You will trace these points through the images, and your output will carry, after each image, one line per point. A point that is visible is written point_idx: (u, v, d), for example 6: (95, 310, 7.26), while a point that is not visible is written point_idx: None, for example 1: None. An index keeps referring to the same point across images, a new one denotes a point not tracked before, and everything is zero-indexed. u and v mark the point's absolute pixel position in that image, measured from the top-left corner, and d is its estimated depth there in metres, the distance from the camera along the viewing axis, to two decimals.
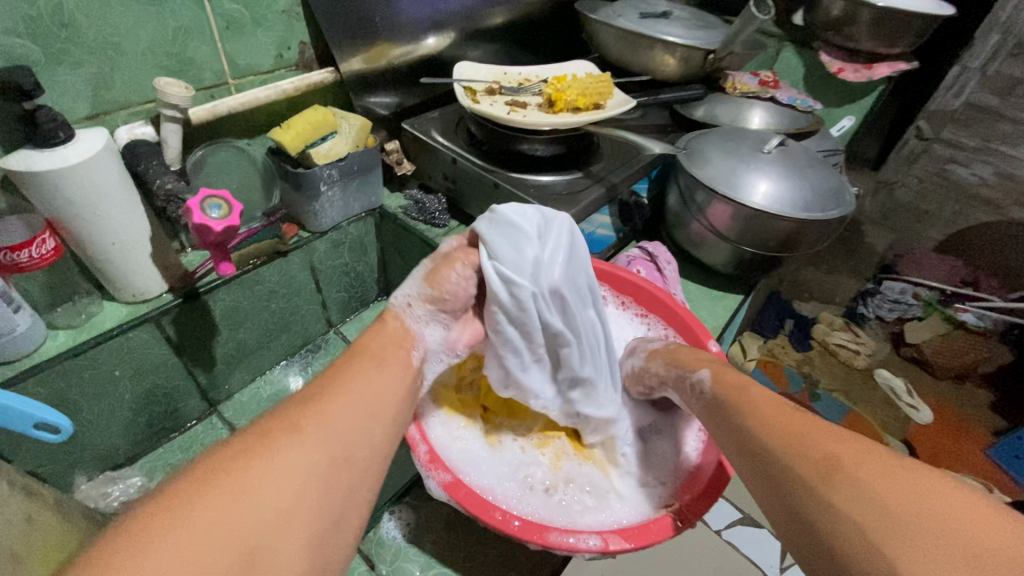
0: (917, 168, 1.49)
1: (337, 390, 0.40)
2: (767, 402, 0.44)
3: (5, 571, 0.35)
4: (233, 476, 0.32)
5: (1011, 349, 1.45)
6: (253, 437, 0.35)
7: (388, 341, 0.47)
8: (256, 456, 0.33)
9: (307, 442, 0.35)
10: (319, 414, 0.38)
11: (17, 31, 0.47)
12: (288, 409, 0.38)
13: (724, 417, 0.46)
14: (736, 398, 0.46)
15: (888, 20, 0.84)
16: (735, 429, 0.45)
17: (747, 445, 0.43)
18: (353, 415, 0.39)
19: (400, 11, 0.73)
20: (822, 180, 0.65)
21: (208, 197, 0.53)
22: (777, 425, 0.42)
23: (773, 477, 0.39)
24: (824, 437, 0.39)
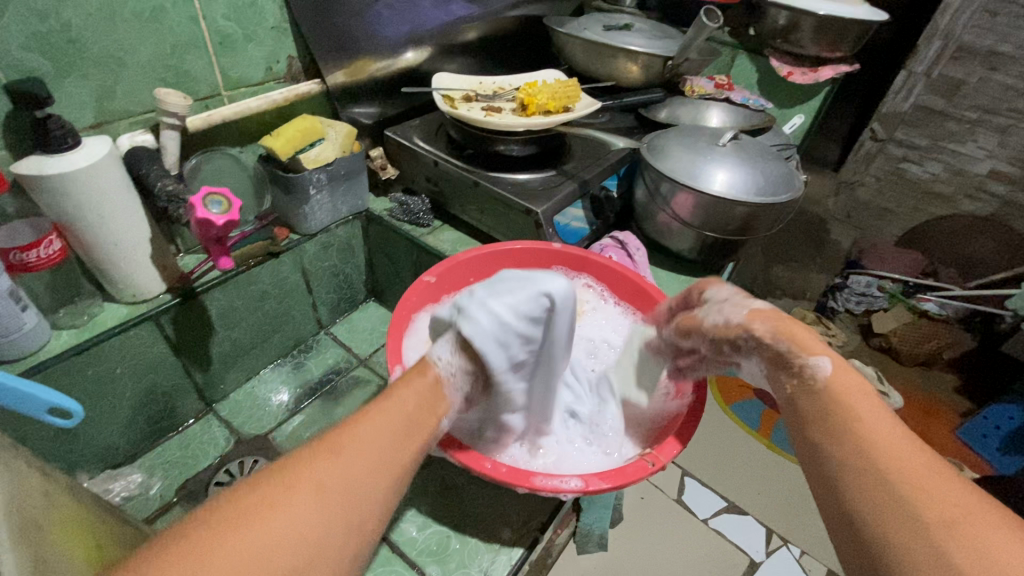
0: (874, 167, 1.59)
1: (369, 443, 0.35)
2: (885, 419, 0.37)
3: (47, 528, 0.38)
4: (249, 533, 0.27)
5: (971, 335, 1.57)
6: (277, 483, 0.30)
7: (417, 395, 0.41)
8: (278, 514, 0.29)
9: (330, 506, 0.31)
10: (346, 472, 0.32)
11: (30, 47, 0.52)
12: (316, 455, 0.33)
13: (818, 416, 0.39)
14: (846, 404, 0.38)
15: (829, 26, 0.92)
16: (826, 434, 0.38)
17: (840, 459, 0.36)
18: (375, 486, 0.33)
19: (381, 27, 0.79)
20: (773, 168, 0.72)
21: (210, 194, 0.59)
22: (896, 454, 0.34)
23: (866, 506, 0.33)
24: (949, 487, 0.32)
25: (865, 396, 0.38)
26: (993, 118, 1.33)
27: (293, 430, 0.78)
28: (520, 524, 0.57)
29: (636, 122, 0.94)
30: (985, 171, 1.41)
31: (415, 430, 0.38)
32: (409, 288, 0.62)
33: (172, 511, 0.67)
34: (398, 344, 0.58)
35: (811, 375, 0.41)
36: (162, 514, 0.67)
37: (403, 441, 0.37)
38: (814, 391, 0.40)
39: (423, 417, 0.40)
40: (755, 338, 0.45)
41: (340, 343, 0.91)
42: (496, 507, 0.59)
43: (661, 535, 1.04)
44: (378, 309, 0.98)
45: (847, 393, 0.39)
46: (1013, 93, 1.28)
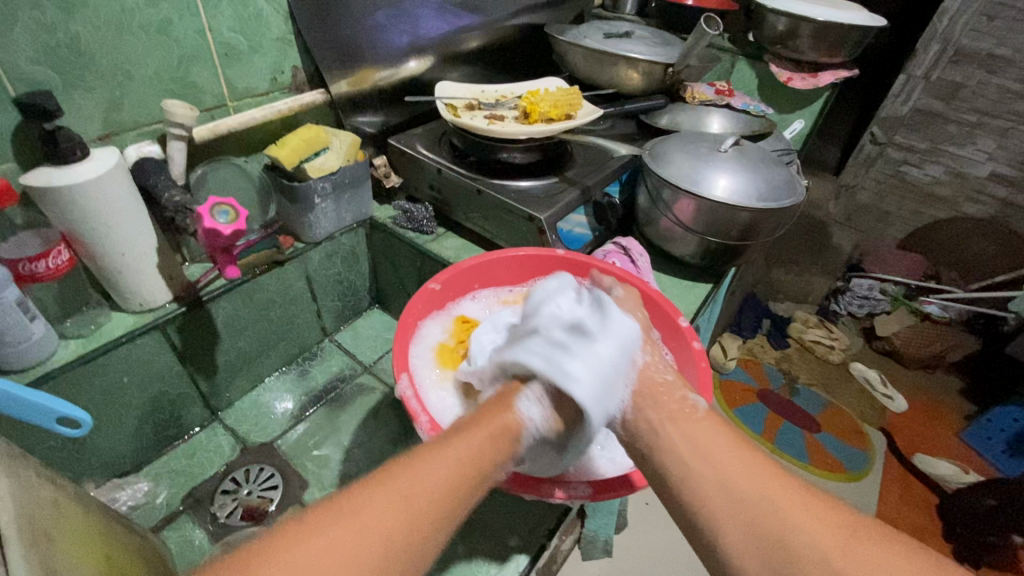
0: (873, 171, 1.56)
1: (437, 489, 0.35)
2: (750, 448, 0.41)
3: (60, 539, 0.38)
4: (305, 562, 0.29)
5: (976, 338, 1.53)
6: (344, 523, 0.31)
7: (494, 443, 0.40)
8: (340, 557, 0.30)
9: (390, 555, 0.32)
10: (410, 522, 0.33)
11: (38, 60, 0.52)
12: (386, 494, 0.33)
13: (694, 445, 0.41)
14: (719, 436, 0.42)
15: (827, 32, 0.93)
16: (703, 458, 0.40)
17: (729, 488, 0.38)
18: (436, 539, 0.34)
19: (383, 37, 0.80)
20: (775, 174, 0.72)
21: (217, 204, 0.59)
22: (762, 476, 0.38)
23: (754, 528, 0.35)
24: (821, 503, 0.36)
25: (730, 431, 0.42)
26: (992, 121, 1.33)
27: (297, 438, 0.78)
28: (527, 531, 0.58)
29: (637, 129, 0.94)
30: (986, 173, 1.41)
31: (482, 482, 0.38)
32: (414, 295, 0.62)
33: (178, 520, 0.67)
34: (403, 350, 0.58)
35: (693, 407, 0.44)
36: (168, 522, 0.67)
37: (467, 483, 0.37)
38: (693, 418, 0.43)
39: (493, 466, 0.39)
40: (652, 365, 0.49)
41: (345, 351, 0.92)
42: (503, 514, 0.59)
43: (666, 540, 1.03)
44: (382, 316, 0.98)
45: (719, 428, 0.42)
46: (1012, 96, 1.28)
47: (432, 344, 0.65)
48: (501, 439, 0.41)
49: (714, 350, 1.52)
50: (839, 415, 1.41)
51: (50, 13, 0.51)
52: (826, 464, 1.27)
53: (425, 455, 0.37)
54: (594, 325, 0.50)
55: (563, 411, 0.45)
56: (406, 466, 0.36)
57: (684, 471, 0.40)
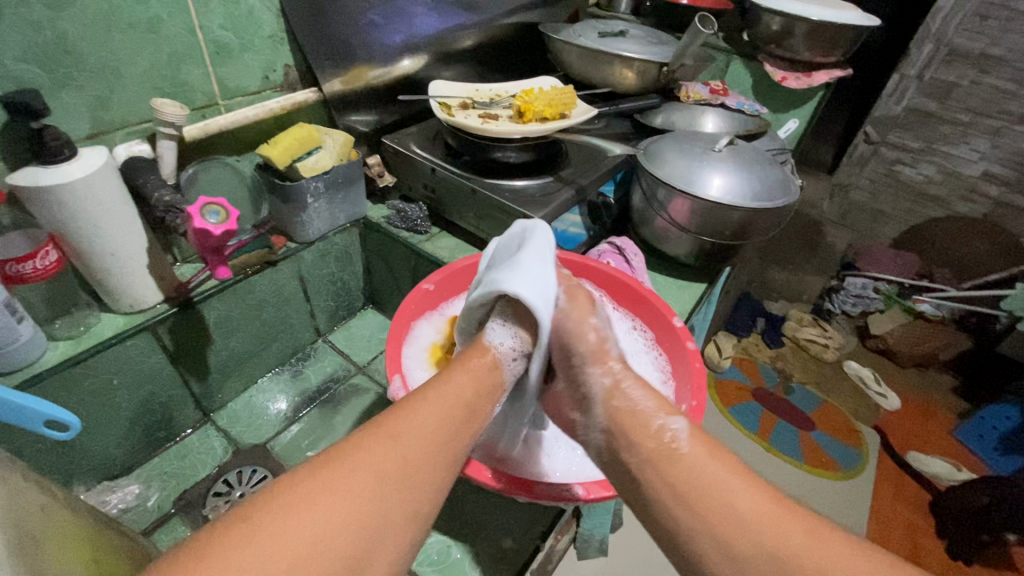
0: (867, 171, 1.59)
1: (424, 428, 0.37)
2: (742, 483, 0.38)
3: (47, 543, 0.38)
4: (314, 480, 0.32)
5: (968, 335, 1.53)
6: (337, 467, 0.33)
7: (473, 375, 0.44)
8: (339, 495, 0.31)
9: (388, 478, 0.34)
10: (402, 458, 0.35)
11: (24, 58, 0.51)
12: (375, 438, 0.35)
13: (689, 495, 0.38)
14: (710, 476, 0.39)
15: (821, 31, 0.93)
16: (700, 513, 0.37)
17: (733, 548, 0.35)
18: (432, 472, 0.36)
19: (375, 35, 0.79)
20: (769, 174, 0.72)
21: (207, 204, 0.59)
22: (763, 529, 0.36)
23: None
24: (824, 541, 0.35)
25: (720, 465, 0.40)
26: (985, 121, 1.34)
27: (291, 439, 0.78)
28: (521, 533, 0.58)
29: (631, 128, 0.94)
30: (979, 173, 1.41)
31: (472, 416, 0.41)
32: (406, 296, 0.62)
33: (170, 523, 0.66)
34: (396, 351, 0.58)
35: (676, 443, 0.41)
36: (161, 525, 0.66)
37: (459, 425, 0.40)
38: (680, 459, 0.40)
39: (478, 403, 0.42)
40: (618, 389, 0.46)
41: (339, 351, 0.91)
42: (497, 514, 0.59)
43: None
44: (376, 316, 0.98)
45: (709, 462, 0.40)
46: (1004, 96, 1.28)
47: (425, 344, 0.64)
48: (481, 373, 0.45)
49: (709, 349, 1.52)
50: (833, 414, 1.42)
51: (37, 10, 0.51)
52: (820, 461, 1.28)
53: (408, 404, 0.39)
54: (519, 239, 0.53)
55: (528, 324, 0.49)
56: (392, 414, 0.38)
57: (684, 533, 0.37)
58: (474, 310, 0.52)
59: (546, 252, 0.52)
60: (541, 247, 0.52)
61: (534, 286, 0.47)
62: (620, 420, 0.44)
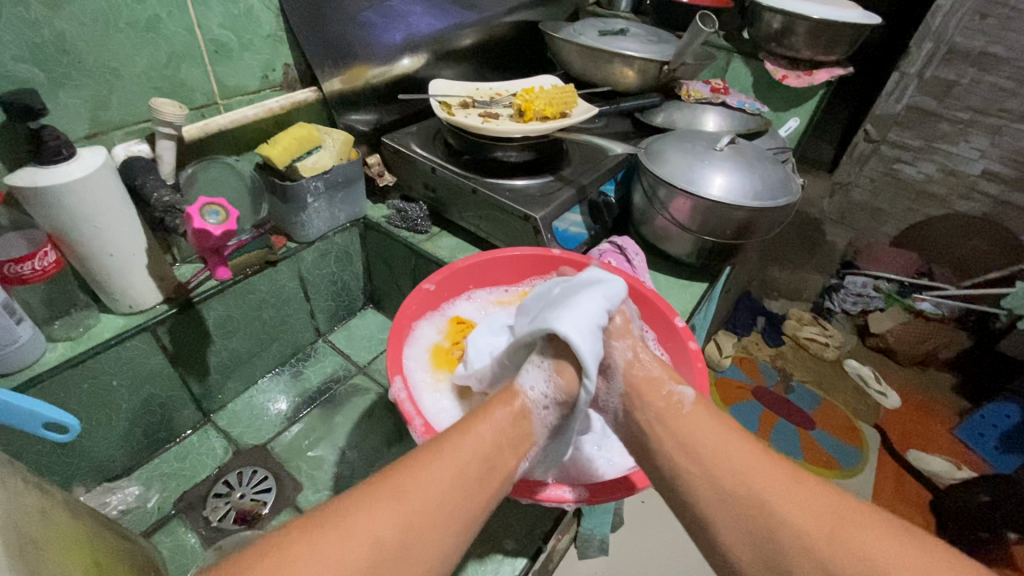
0: (867, 169, 1.58)
1: (433, 488, 0.36)
2: (737, 439, 0.41)
3: (46, 547, 0.37)
4: (314, 544, 0.31)
5: (969, 334, 1.54)
6: (335, 528, 0.32)
7: (499, 427, 0.42)
8: (330, 561, 0.30)
9: (389, 546, 0.32)
10: (406, 522, 0.33)
11: (23, 57, 0.51)
12: (379, 499, 0.34)
13: (684, 440, 0.42)
14: (704, 431, 0.42)
15: (822, 30, 0.92)
16: (693, 455, 0.41)
17: (721, 487, 0.38)
18: (436, 536, 0.34)
19: (374, 34, 0.79)
20: (770, 172, 0.71)
21: (207, 204, 0.58)
22: (750, 471, 0.38)
23: (740, 522, 0.37)
24: (812, 491, 0.37)
25: (718, 425, 0.42)
26: (985, 119, 1.34)
27: (292, 439, 0.78)
28: (523, 534, 0.58)
29: (632, 127, 0.94)
30: (979, 171, 1.41)
31: (489, 475, 0.39)
32: (408, 296, 0.61)
33: (170, 524, 0.66)
34: (396, 352, 0.57)
35: (679, 401, 0.44)
36: (161, 527, 0.66)
37: (476, 487, 0.38)
38: (682, 416, 0.43)
39: (496, 460, 0.40)
40: (638, 360, 0.49)
41: (339, 352, 0.91)
42: (499, 514, 0.60)
43: (664, 539, 1.03)
44: (376, 316, 0.97)
45: (707, 422, 0.43)
46: (1005, 94, 1.29)
47: (426, 345, 0.64)
48: (509, 425, 0.42)
49: (709, 348, 1.51)
50: (833, 413, 1.42)
51: (35, 10, 0.50)
52: (821, 461, 1.28)
53: (421, 459, 0.37)
54: (577, 287, 0.51)
55: (569, 368, 0.46)
56: (402, 468, 0.36)
57: (682, 478, 0.40)
58: (520, 347, 0.51)
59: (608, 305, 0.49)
60: (601, 298, 0.49)
61: (586, 332, 0.46)
62: (635, 386, 0.47)
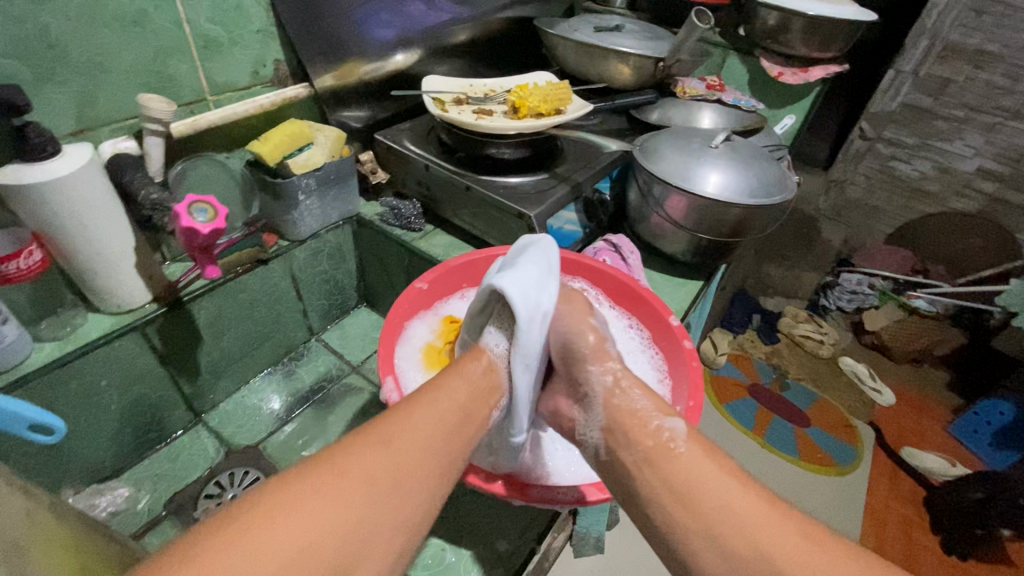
0: (863, 167, 1.57)
1: (419, 430, 0.38)
2: (737, 485, 0.39)
3: (33, 550, 0.37)
4: (320, 477, 0.33)
5: (964, 332, 1.54)
6: (334, 465, 0.34)
7: (468, 381, 0.44)
8: (335, 492, 0.33)
9: (389, 474, 0.35)
10: (400, 455, 0.36)
11: (6, 52, 0.50)
12: (369, 441, 0.36)
13: (681, 490, 0.40)
14: (702, 477, 0.40)
15: (818, 26, 0.92)
16: (691, 507, 0.39)
17: (725, 548, 0.36)
18: (429, 468, 0.37)
19: (367, 30, 0.78)
20: (765, 170, 0.71)
21: (196, 202, 0.57)
22: (754, 527, 0.37)
23: None
24: (815, 549, 0.36)
25: (715, 468, 0.41)
26: (980, 117, 1.34)
27: (284, 439, 0.77)
28: (516, 535, 0.58)
29: (627, 124, 0.93)
30: (973, 169, 1.41)
31: (467, 420, 0.42)
32: (400, 295, 0.60)
33: (161, 526, 0.66)
34: (388, 351, 0.56)
35: (673, 442, 0.42)
36: (151, 528, 0.65)
37: (459, 426, 0.41)
38: (676, 460, 0.41)
39: (473, 407, 0.43)
40: (619, 387, 0.47)
41: (332, 351, 0.90)
42: (493, 514, 0.59)
43: None
44: (369, 315, 0.97)
45: (702, 465, 0.41)
46: (1000, 91, 1.28)
47: (419, 344, 0.64)
48: (478, 378, 0.45)
49: (705, 346, 1.51)
50: (829, 410, 1.42)
51: (19, 4, 0.49)
52: (816, 458, 1.28)
53: (403, 407, 0.40)
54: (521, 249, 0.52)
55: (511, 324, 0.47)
56: (387, 416, 0.39)
57: (677, 529, 0.39)
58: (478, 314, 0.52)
59: (548, 262, 0.50)
60: (540, 255, 0.50)
61: (521, 288, 0.46)
62: (618, 417, 0.45)
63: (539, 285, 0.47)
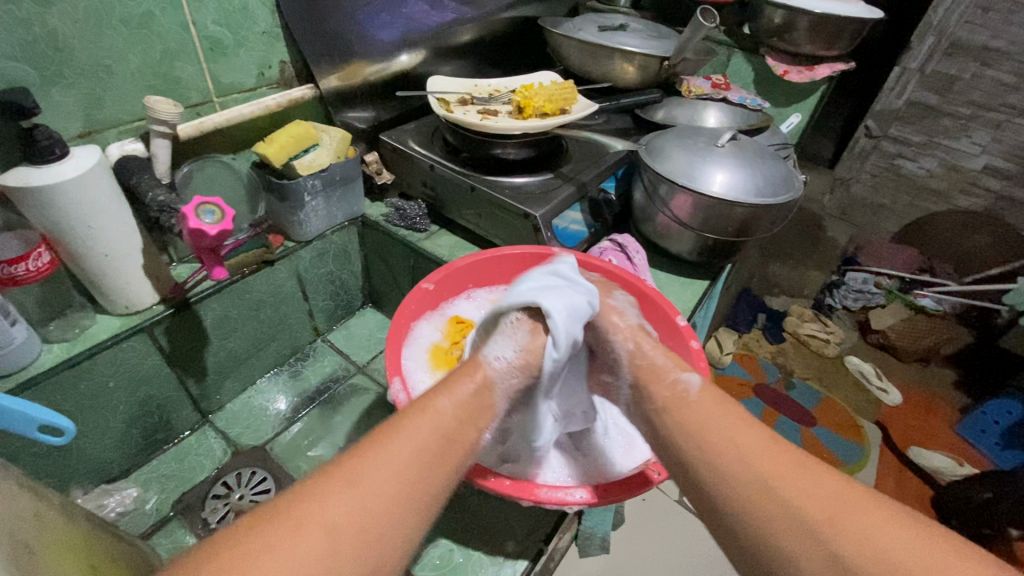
0: (868, 165, 1.57)
1: (390, 470, 0.35)
2: (748, 422, 0.41)
3: (43, 551, 0.37)
4: (268, 535, 0.30)
5: (970, 330, 1.55)
6: (286, 518, 0.31)
7: (459, 401, 0.43)
8: (285, 553, 0.29)
9: (349, 527, 0.32)
10: (363, 504, 0.33)
11: (13, 55, 0.50)
12: (334, 487, 0.33)
13: (690, 424, 0.42)
14: (709, 414, 0.42)
15: (824, 24, 0.91)
16: (699, 437, 0.41)
17: (726, 471, 0.38)
18: (398, 513, 0.34)
19: (372, 31, 0.78)
20: (771, 169, 0.71)
21: (203, 204, 0.58)
22: (756, 454, 0.38)
23: (746, 506, 0.36)
24: (819, 475, 0.36)
25: (728, 407, 0.42)
26: (987, 114, 1.33)
27: (291, 439, 0.77)
28: (524, 536, 0.58)
29: (632, 123, 0.93)
30: (980, 166, 1.40)
31: (452, 446, 0.39)
32: (406, 295, 0.61)
33: (169, 526, 0.66)
34: (396, 353, 0.57)
35: (685, 389, 0.45)
36: (158, 529, 0.65)
37: (437, 461, 0.38)
38: (688, 404, 0.44)
39: (457, 432, 0.41)
40: (640, 350, 0.51)
41: (338, 351, 0.90)
42: (500, 514, 0.60)
43: (666, 538, 1.03)
44: (375, 315, 0.97)
45: (710, 405, 0.43)
46: (1006, 88, 1.27)
47: (425, 345, 0.64)
48: (471, 396, 0.44)
49: (710, 345, 1.51)
50: (835, 409, 1.41)
51: (26, 7, 0.49)
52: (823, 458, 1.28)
53: (374, 441, 0.37)
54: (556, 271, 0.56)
55: (538, 341, 0.50)
56: (357, 453, 0.36)
57: (687, 459, 0.41)
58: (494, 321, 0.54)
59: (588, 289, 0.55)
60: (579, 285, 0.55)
61: (566, 311, 0.50)
62: (642, 376, 0.49)
63: (577, 310, 0.52)
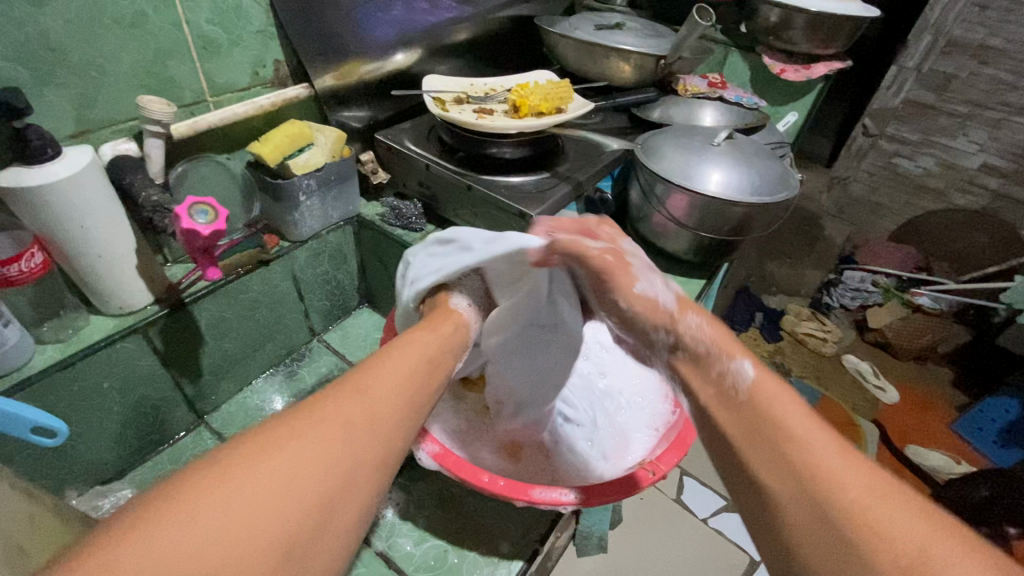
0: (866, 163, 1.56)
1: (391, 384, 0.36)
2: (821, 434, 0.35)
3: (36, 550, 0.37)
4: (291, 427, 0.30)
5: (965, 329, 1.56)
6: (306, 416, 0.31)
7: (438, 335, 0.44)
8: (309, 442, 0.30)
9: (356, 429, 0.32)
10: (372, 411, 0.33)
11: (7, 56, 0.50)
12: (340, 394, 0.34)
13: (748, 421, 0.37)
14: (770, 409, 0.37)
15: (820, 23, 0.91)
16: (758, 442, 0.36)
17: (787, 482, 0.33)
18: (399, 422, 0.35)
19: (367, 30, 0.77)
20: (768, 167, 0.71)
21: (196, 203, 0.57)
22: (827, 472, 0.32)
23: (806, 529, 0.31)
24: (904, 507, 0.30)
25: (789, 406, 0.37)
26: (984, 112, 1.33)
27: None
28: (519, 537, 0.58)
29: (629, 123, 0.93)
30: (977, 164, 1.40)
31: (439, 370, 0.41)
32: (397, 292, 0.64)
33: None
34: None
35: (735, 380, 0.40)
36: None
37: (428, 379, 0.39)
38: (737, 413, 0.38)
39: (442, 360, 0.42)
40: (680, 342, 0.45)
41: (334, 352, 0.90)
42: (496, 513, 0.60)
43: (663, 537, 1.03)
44: (371, 315, 0.97)
45: (773, 405, 0.37)
46: (1004, 87, 1.27)
47: None
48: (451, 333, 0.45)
49: None
50: (832, 406, 1.42)
51: (17, 7, 0.49)
52: None
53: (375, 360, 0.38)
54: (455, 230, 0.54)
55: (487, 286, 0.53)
56: (359, 370, 0.36)
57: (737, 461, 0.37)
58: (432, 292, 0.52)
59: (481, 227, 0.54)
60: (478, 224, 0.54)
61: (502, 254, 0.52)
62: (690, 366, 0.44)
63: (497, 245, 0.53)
